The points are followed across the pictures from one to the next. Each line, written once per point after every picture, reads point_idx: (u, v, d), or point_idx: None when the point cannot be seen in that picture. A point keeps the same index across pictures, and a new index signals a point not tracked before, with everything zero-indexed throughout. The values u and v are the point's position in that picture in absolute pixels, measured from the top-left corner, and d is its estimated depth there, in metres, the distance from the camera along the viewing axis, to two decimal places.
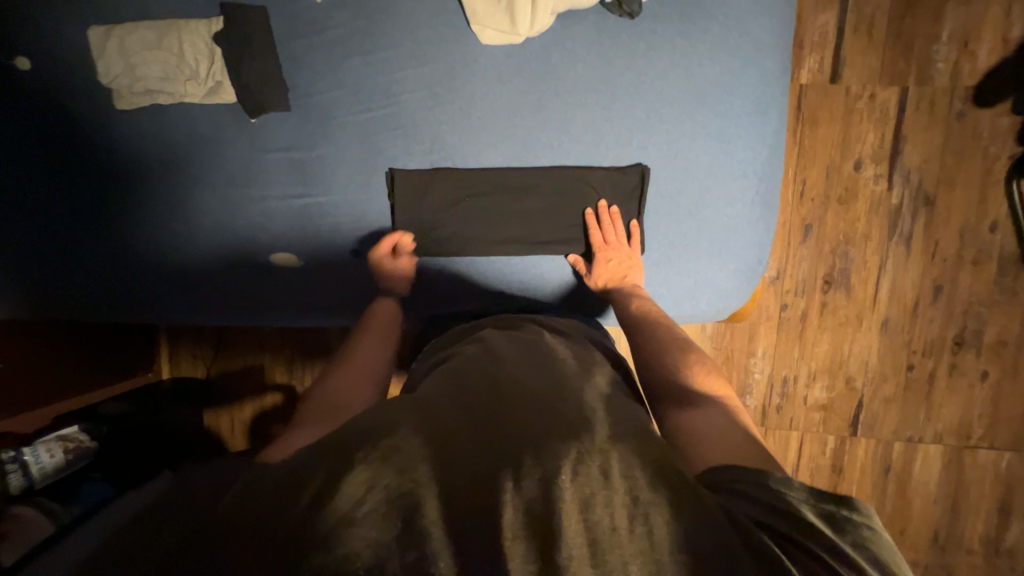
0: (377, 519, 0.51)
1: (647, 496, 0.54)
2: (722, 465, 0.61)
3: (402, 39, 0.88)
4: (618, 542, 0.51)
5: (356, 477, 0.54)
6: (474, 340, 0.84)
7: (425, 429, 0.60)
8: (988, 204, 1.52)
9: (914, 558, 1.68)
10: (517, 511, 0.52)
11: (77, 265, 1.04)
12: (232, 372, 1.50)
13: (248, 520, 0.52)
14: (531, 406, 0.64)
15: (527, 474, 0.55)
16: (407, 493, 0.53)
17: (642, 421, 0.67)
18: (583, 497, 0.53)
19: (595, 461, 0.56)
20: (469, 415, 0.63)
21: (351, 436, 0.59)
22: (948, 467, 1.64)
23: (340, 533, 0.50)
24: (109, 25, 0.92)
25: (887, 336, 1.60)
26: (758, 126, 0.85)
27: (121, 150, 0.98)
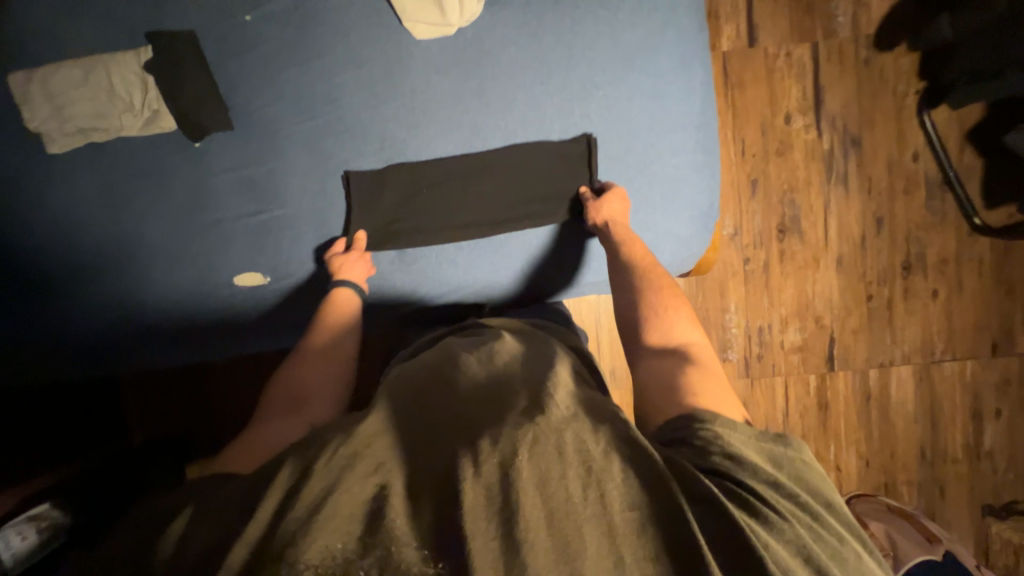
0: (338, 524, 0.52)
1: (598, 464, 0.57)
2: (677, 414, 0.68)
3: (336, 44, 0.89)
4: (576, 510, 0.54)
5: (314, 482, 0.54)
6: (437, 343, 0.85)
7: (384, 432, 0.62)
8: (907, 137, 1.66)
9: (908, 478, 1.76)
10: (477, 495, 0.53)
11: (14, 331, 0.98)
12: (211, 417, 1.43)
13: (188, 552, 0.54)
14: (486, 400, 0.65)
15: (485, 458, 0.56)
16: (370, 495, 0.55)
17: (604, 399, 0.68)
18: (539, 474, 0.55)
19: (549, 439, 0.57)
20: (427, 421, 0.64)
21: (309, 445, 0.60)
22: (920, 385, 1.74)
23: (300, 541, 0.50)
24: (29, 68, 0.89)
25: (844, 272, 1.70)
26: (686, 81, 0.90)
27: (54, 199, 0.94)
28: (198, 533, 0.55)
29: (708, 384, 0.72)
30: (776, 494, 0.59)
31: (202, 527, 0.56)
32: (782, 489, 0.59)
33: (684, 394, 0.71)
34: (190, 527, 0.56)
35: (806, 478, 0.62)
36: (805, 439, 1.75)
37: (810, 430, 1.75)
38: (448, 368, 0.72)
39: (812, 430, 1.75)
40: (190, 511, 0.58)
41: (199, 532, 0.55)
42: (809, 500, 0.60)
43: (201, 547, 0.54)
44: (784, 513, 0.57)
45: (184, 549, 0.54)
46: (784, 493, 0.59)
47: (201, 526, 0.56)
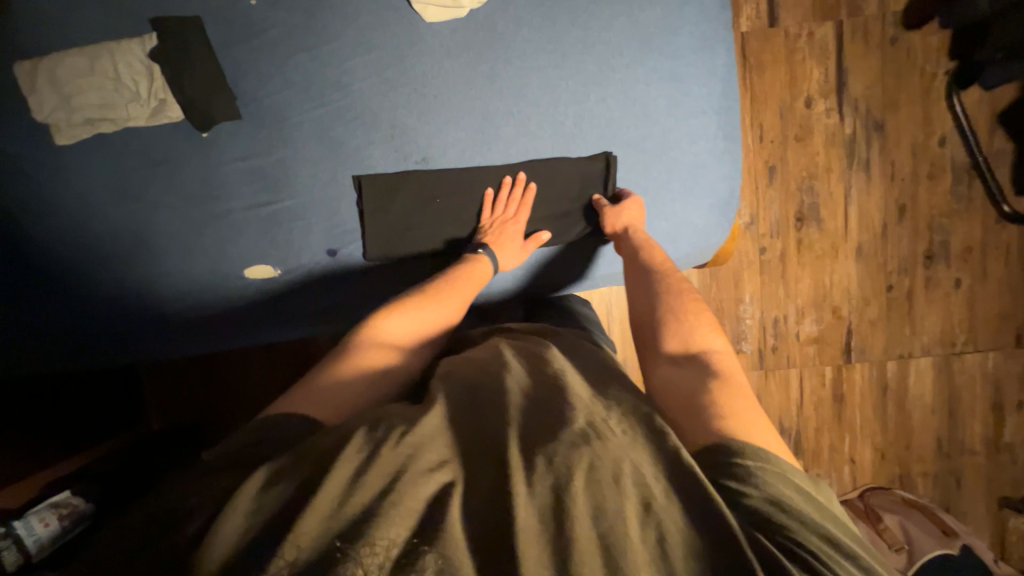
0: (401, 520, 0.50)
1: (660, 503, 0.54)
2: (706, 445, 0.61)
3: (345, 29, 0.87)
4: (631, 546, 0.50)
5: (374, 473, 0.53)
6: (488, 345, 0.82)
7: (438, 433, 0.60)
8: (933, 120, 1.59)
9: (923, 470, 1.73)
10: (530, 515, 0.51)
11: (32, 321, 0.98)
12: (225, 407, 1.45)
13: (264, 523, 0.51)
14: (544, 411, 0.62)
15: (538, 478, 0.54)
16: (428, 497, 0.53)
17: (658, 419, 0.62)
18: (596, 502, 0.52)
19: (608, 466, 0.55)
20: (478, 428, 0.61)
21: (378, 425, 0.60)
22: (940, 377, 1.71)
23: (365, 530, 0.49)
24: (35, 58, 0.88)
25: (863, 262, 1.66)
26: (708, 62, 0.86)
27: (70, 186, 0.93)
28: (275, 497, 0.53)
29: (737, 400, 0.66)
30: (829, 548, 0.52)
31: (276, 496, 0.53)
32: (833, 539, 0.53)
33: (706, 411, 0.65)
34: (263, 493, 0.53)
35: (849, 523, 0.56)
36: (818, 431, 1.73)
37: (825, 422, 1.73)
38: (502, 372, 0.70)
39: (827, 422, 1.72)
40: (273, 466, 0.56)
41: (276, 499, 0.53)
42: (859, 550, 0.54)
43: (275, 517, 0.51)
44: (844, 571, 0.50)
45: (255, 521, 0.51)
46: (837, 544, 0.52)
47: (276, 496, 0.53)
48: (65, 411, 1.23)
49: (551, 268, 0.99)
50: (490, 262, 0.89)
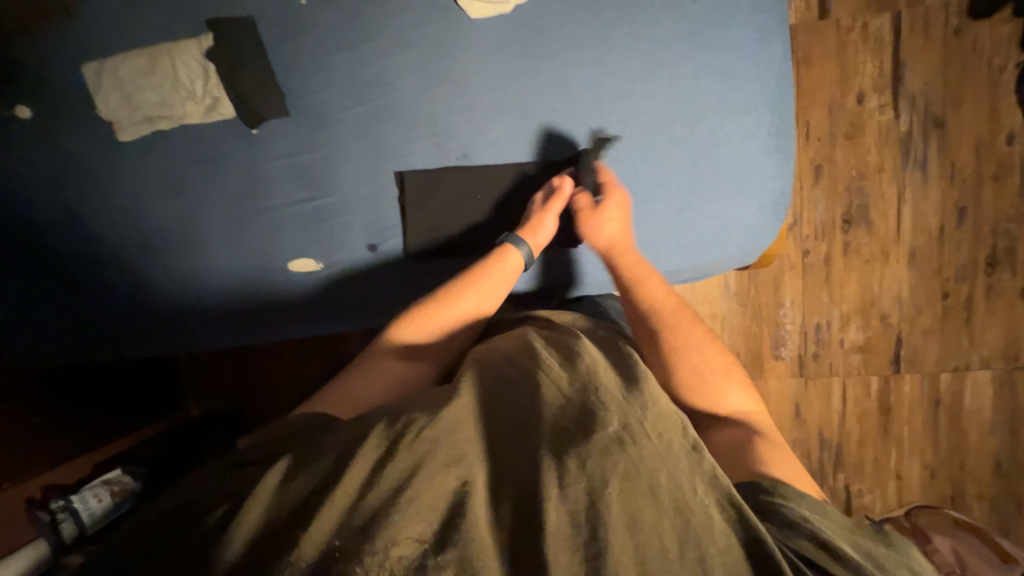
0: (430, 514, 0.54)
1: (699, 518, 0.57)
2: (751, 482, 0.68)
3: (388, 26, 0.87)
4: (666, 558, 0.54)
5: (396, 464, 0.57)
6: (517, 335, 0.81)
7: (460, 428, 0.61)
8: (1001, 117, 1.49)
9: (979, 491, 1.62)
10: (562, 519, 0.55)
11: (90, 311, 1.03)
12: (260, 396, 1.50)
13: (280, 517, 0.55)
14: (573, 413, 0.62)
15: (571, 481, 0.56)
16: (456, 495, 0.56)
17: (693, 434, 0.65)
18: (630, 511, 0.55)
19: (642, 476, 0.57)
20: (511, 426, 0.63)
21: (397, 420, 0.62)
22: (999, 392, 1.60)
23: (386, 521, 0.53)
24: (101, 58, 0.92)
25: (917, 267, 1.56)
26: (762, 55, 0.83)
27: (125, 185, 0.98)
28: (292, 490, 0.57)
29: (784, 461, 0.73)
30: None
31: (293, 490, 0.57)
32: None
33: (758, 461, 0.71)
34: (280, 487, 0.57)
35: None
36: (862, 444, 1.64)
37: (869, 435, 1.64)
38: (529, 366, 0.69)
39: (871, 435, 1.64)
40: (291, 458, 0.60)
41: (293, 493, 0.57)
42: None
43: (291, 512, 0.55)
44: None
45: (278, 508, 0.56)
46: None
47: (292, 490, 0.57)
48: (107, 394, 1.30)
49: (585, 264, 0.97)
50: (524, 254, 0.88)
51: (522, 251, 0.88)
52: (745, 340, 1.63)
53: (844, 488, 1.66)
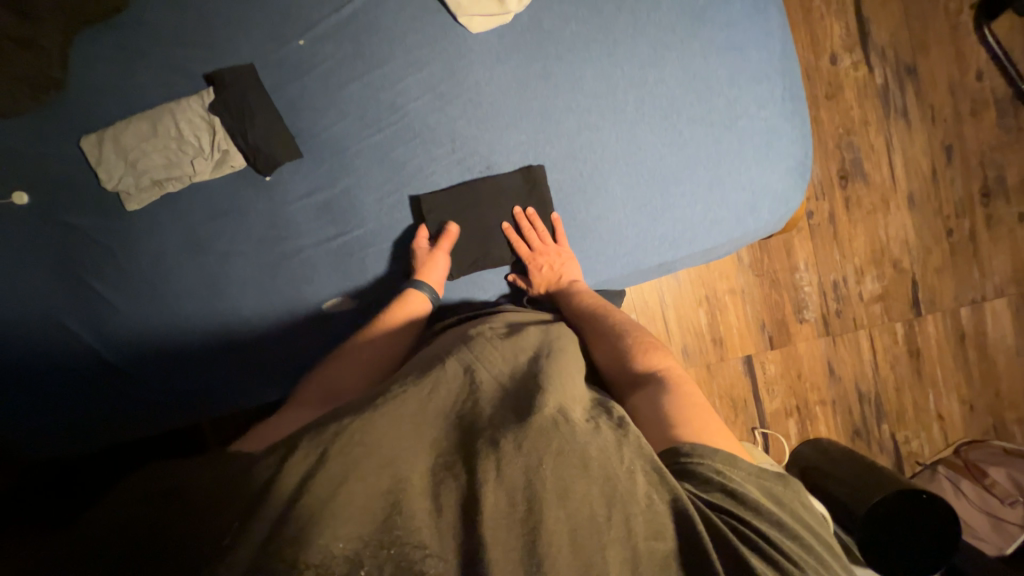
0: (353, 517, 0.46)
1: (624, 486, 0.53)
2: (665, 446, 0.62)
3: (392, 52, 0.88)
4: (600, 529, 0.50)
5: (332, 468, 0.47)
6: (455, 334, 0.78)
7: (392, 428, 0.53)
8: (967, 56, 1.56)
9: (1018, 416, 1.65)
10: (499, 500, 0.49)
11: (120, 390, 0.97)
12: None
13: (199, 555, 0.43)
14: (509, 403, 0.60)
15: (508, 461, 0.51)
16: (386, 491, 0.48)
17: (619, 411, 0.63)
18: (562, 486, 0.51)
19: (576, 451, 0.54)
20: (441, 416, 0.58)
21: (326, 426, 0.52)
22: (1018, 316, 1.64)
23: (317, 529, 0.44)
24: (100, 130, 0.90)
25: (917, 210, 1.61)
26: (763, 25, 0.86)
27: (139, 251, 0.94)
28: (211, 522, 0.44)
29: (699, 415, 0.66)
30: (779, 533, 0.55)
31: (210, 522, 0.44)
32: (787, 529, 0.56)
33: (667, 422, 0.65)
34: (197, 520, 0.44)
35: (805, 521, 0.59)
36: (899, 391, 1.65)
37: (904, 381, 1.65)
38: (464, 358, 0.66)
39: (907, 380, 1.65)
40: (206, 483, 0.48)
41: (208, 527, 0.44)
42: (814, 546, 0.56)
43: (209, 546, 0.43)
44: (791, 555, 0.53)
45: (196, 533, 0.44)
46: (791, 536, 0.55)
47: (209, 521, 0.44)
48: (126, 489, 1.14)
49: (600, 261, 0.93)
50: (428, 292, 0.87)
51: (425, 291, 0.87)
52: (768, 309, 1.63)
53: (891, 438, 1.65)
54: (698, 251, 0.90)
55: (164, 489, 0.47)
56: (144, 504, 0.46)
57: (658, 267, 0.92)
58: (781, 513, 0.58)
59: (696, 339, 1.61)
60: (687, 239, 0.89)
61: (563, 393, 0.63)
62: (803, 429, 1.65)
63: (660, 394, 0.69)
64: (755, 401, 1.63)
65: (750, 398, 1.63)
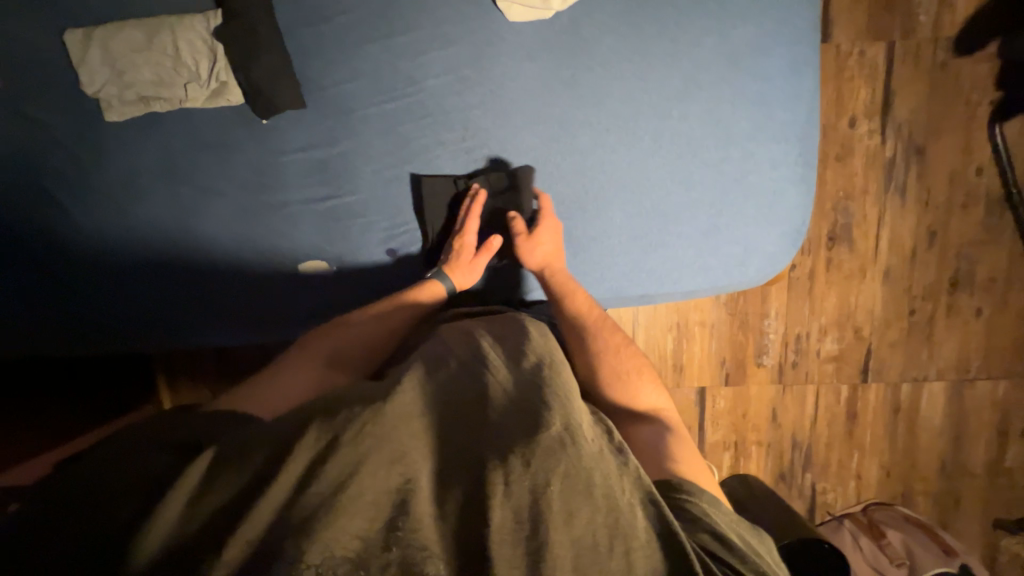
0: (361, 516, 0.49)
1: (625, 518, 0.54)
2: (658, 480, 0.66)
3: (421, 20, 0.83)
4: (600, 558, 0.52)
5: (340, 458, 0.51)
6: (461, 328, 0.79)
7: (404, 428, 0.56)
8: (973, 149, 1.60)
9: (925, 489, 1.78)
10: (504, 515, 0.52)
11: (71, 305, 0.92)
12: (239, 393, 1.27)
13: (198, 525, 0.49)
14: (519, 408, 0.60)
15: (515, 479, 0.53)
16: (394, 493, 0.52)
17: (618, 436, 0.64)
18: (568, 509, 0.53)
19: (581, 475, 0.55)
20: (446, 417, 0.61)
21: (336, 412, 0.56)
22: (951, 401, 1.74)
23: (323, 522, 0.48)
24: (89, 27, 0.82)
25: (889, 285, 1.67)
26: (796, 86, 0.85)
27: (109, 166, 0.88)
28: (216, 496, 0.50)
29: (688, 458, 0.71)
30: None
31: (214, 495, 0.51)
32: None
33: (664, 458, 0.70)
34: (202, 494, 0.50)
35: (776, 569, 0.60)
36: (829, 446, 1.76)
37: (836, 438, 1.76)
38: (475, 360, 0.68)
39: (838, 438, 1.76)
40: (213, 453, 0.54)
41: (213, 502, 0.50)
42: None
43: (210, 519, 0.49)
44: None
45: (194, 507, 0.50)
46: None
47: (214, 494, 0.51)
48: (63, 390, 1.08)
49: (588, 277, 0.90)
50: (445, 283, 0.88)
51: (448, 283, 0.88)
52: (732, 347, 1.69)
53: (811, 486, 1.78)
54: (681, 292, 0.91)
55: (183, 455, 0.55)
56: (156, 463, 0.54)
57: (639, 299, 0.92)
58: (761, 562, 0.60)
59: (658, 361, 1.67)
60: (672, 278, 0.90)
61: (574, 410, 0.63)
62: (735, 462, 1.75)
63: (659, 433, 0.74)
64: (698, 429, 1.72)
65: (694, 426, 1.72)
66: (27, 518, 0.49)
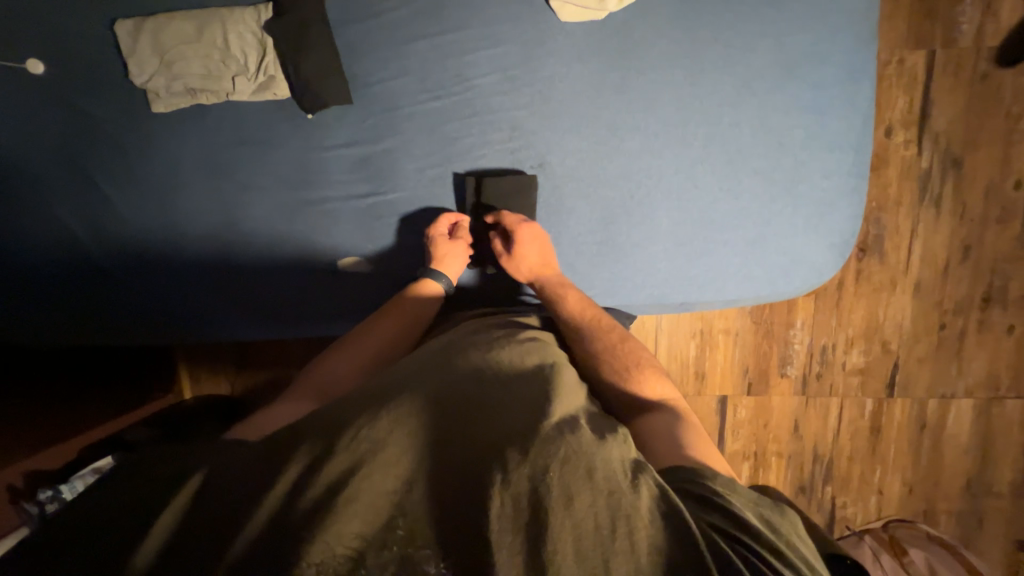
0: (356, 514, 0.48)
1: (627, 499, 0.51)
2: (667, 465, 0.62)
3: (472, 18, 0.82)
4: (605, 541, 0.48)
5: (336, 461, 0.51)
6: (462, 331, 0.80)
7: (399, 427, 0.55)
8: (1013, 162, 1.55)
9: (949, 507, 1.72)
10: (504, 506, 0.49)
11: (109, 298, 0.93)
12: (258, 387, 1.28)
13: (200, 528, 0.49)
14: (515, 404, 0.59)
15: (515, 468, 0.51)
16: (392, 492, 0.51)
17: (621, 428, 0.61)
18: (567, 491, 0.50)
19: (580, 459, 0.53)
20: (445, 411, 0.59)
21: (332, 422, 0.56)
22: (979, 420, 1.69)
23: (318, 524, 0.46)
24: (139, 18, 0.82)
25: (920, 298, 1.63)
26: (851, 95, 0.84)
27: (154, 162, 0.88)
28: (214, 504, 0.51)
29: (696, 443, 0.67)
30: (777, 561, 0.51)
31: (213, 505, 0.51)
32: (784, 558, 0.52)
33: (679, 445, 0.66)
34: (195, 507, 0.51)
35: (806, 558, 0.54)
36: (851, 460, 1.72)
37: (858, 453, 1.72)
38: (473, 362, 0.67)
39: (860, 453, 1.72)
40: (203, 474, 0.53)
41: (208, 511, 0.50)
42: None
43: (212, 525, 0.49)
44: None
45: (191, 517, 0.50)
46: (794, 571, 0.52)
47: (210, 505, 0.51)
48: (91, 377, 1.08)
49: (629, 279, 0.89)
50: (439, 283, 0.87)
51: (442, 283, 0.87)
52: (755, 356, 1.66)
53: (830, 500, 1.74)
54: (722, 300, 0.90)
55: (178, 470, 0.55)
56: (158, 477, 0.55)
57: (678, 305, 0.91)
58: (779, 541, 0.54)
59: (680, 368, 1.65)
60: (715, 286, 0.89)
61: (564, 402, 0.62)
62: (754, 474, 1.72)
63: (673, 422, 0.70)
64: (718, 438, 1.70)
65: (714, 435, 1.70)
66: (43, 538, 0.52)
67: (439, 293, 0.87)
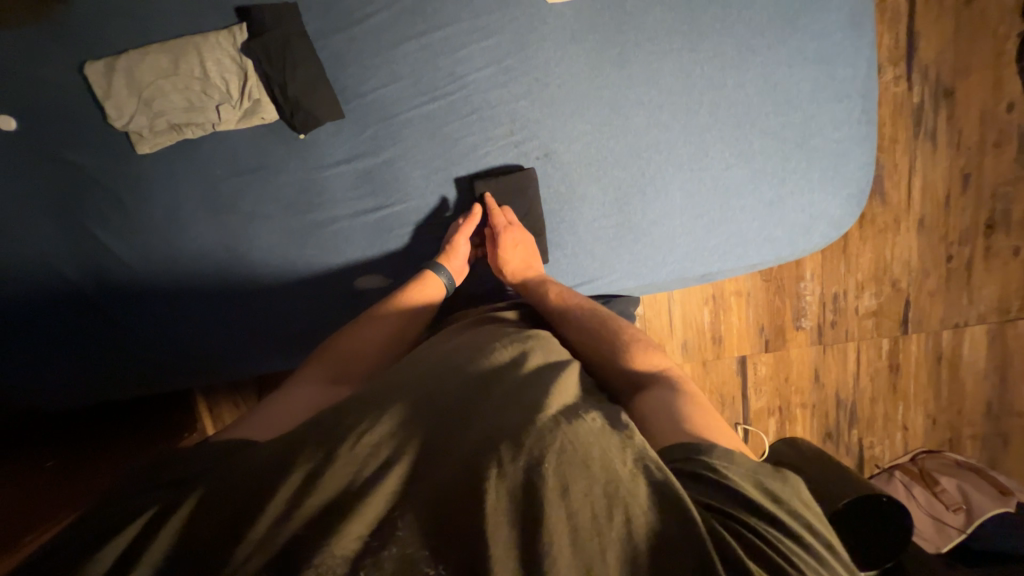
0: (361, 514, 0.44)
1: (626, 487, 0.46)
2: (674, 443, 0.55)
3: (458, 12, 0.79)
4: (600, 530, 0.44)
5: (338, 469, 0.47)
6: (464, 328, 0.77)
7: (403, 430, 0.52)
8: (1004, 85, 1.50)
9: (972, 432, 1.73)
10: (503, 500, 0.45)
11: (120, 343, 0.90)
12: None
13: (199, 547, 0.44)
14: (522, 394, 0.56)
15: (511, 462, 0.47)
16: (396, 490, 0.47)
17: (624, 416, 0.56)
18: (563, 483, 0.46)
19: (577, 451, 0.48)
20: (454, 409, 0.55)
21: (344, 420, 0.53)
22: (993, 344, 1.68)
23: (326, 531, 0.43)
24: (110, 57, 0.78)
25: (925, 234, 1.59)
26: (853, 41, 0.82)
27: (149, 200, 0.85)
28: (215, 521, 0.46)
29: (702, 415, 0.60)
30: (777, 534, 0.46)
31: (214, 520, 0.46)
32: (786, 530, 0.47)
33: (677, 421, 0.59)
34: (199, 520, 0.46)
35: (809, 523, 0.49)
36: (874, 402, 1.70)
37: (880, 395, 1.70)
38: (485, 356, 0.65)
39: (882, 394, 1.70)
40: (202, 491, 0.48)
41: (211, 526, 0.45)
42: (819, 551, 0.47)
43: (210, 541, 0.45)
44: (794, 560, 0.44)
45: (193, 529, 0.46)
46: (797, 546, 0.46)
47: (215, 519, 0.46)
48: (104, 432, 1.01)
49: (649, 257, 0.88)
50: (446, 279, 0.85)
51: (443, 278, 0.85)
52: (768, 313, 1.63)
53: (858, 442, 1.72)
54: (744, 266, 0.89)
55: (177, 478, 0.51)
56: (152, 492, 0.50)
57: (701, 277, 0.90)
58: (779, 511, 0.48)
59: (696, 335, 1.63)
60: (737, 253, 0.88)
61: (569, 391, 0.59)
62: (781, 429, 1.70)
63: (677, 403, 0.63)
64: (742, 398, 1.68)
65: (738, 395, 1.68)
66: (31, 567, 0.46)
67: (441, 293, 0.85)
